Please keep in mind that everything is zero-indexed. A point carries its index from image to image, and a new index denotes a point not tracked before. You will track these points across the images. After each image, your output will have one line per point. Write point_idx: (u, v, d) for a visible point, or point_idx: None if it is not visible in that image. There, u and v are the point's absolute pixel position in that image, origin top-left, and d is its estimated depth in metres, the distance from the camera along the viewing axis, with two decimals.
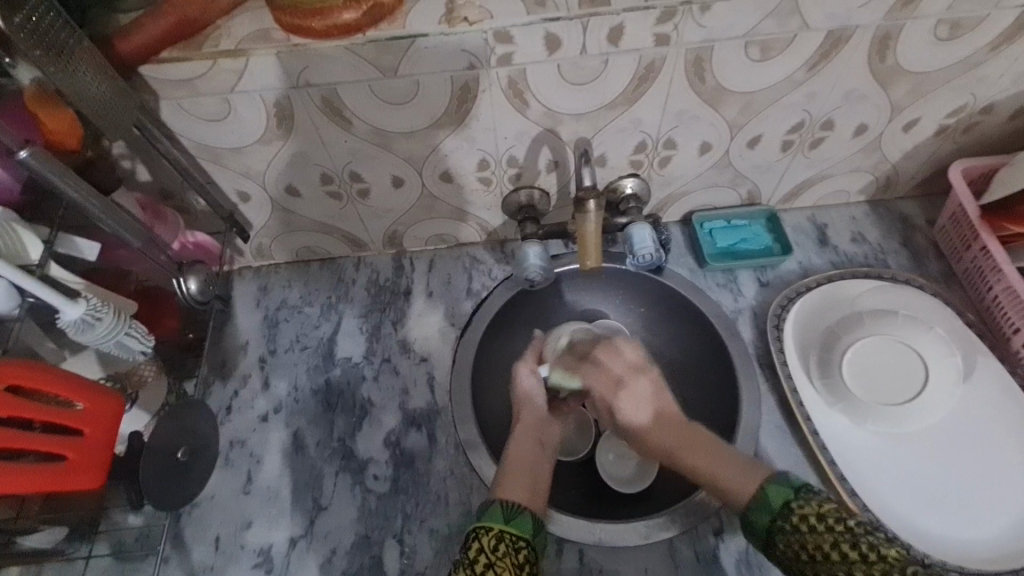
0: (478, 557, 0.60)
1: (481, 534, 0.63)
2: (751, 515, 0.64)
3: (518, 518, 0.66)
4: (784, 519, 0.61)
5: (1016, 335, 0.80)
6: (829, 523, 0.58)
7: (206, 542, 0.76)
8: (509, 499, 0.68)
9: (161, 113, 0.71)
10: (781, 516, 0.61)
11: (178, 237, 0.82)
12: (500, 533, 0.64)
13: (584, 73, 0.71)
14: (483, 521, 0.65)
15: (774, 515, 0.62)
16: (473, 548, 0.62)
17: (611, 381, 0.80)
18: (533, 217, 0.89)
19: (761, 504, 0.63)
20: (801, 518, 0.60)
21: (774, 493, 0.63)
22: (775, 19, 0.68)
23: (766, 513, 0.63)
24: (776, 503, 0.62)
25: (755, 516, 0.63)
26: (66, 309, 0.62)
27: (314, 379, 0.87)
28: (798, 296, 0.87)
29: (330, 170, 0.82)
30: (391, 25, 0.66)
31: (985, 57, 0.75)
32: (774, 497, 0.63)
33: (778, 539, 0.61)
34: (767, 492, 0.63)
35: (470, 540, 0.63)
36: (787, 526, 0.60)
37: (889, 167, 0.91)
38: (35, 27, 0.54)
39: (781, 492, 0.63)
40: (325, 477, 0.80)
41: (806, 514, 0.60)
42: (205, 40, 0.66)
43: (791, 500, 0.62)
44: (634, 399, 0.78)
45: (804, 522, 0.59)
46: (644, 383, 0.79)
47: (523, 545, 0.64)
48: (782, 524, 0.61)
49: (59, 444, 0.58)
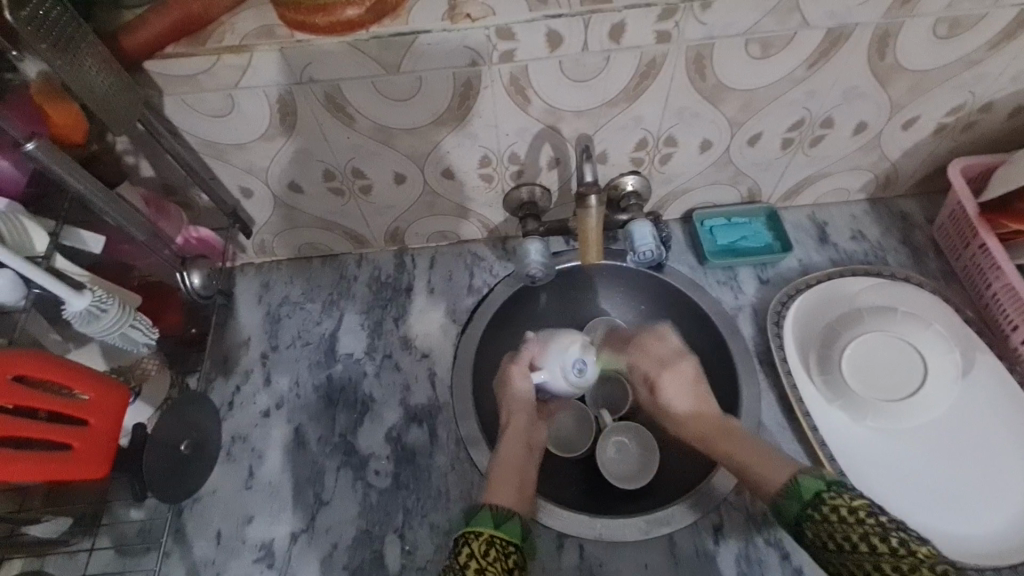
0: (469, 563, 0.62)
1: (471, 538, 0.65)
2: (782, 503, 0.66)
3: (508, 523, 0.67)
4: (814, 509, 0.63)
5: (1014, 332, 0.81)
6: (860, 516, 0.60)
7: (208, 537, 0.77)
8: (498, 505, 0.69)
9: (165, 109, 0.72)
10: (811, 506, 0.63)
11: (181, 231, 0.84)
12: (490, 537, 0.65)
13: (586, 71, 0.72)
14: (473, 525, 0.67)
15: (805, 504, 0.64)
16: (464, 552, 0.63)
17: (656, 362, 0.87)
18: (535, 214, 0.89)
19: (792, 494, 0.65)
20: (832, 508, 0.62)
21: (806, 485, 0.65)
22: (776, 16, 0.69)
23: (797, 502, 0.64)
24: (807, 493, 0.64)
25: (786, 505, 0.65)
26: (72, 299, 0.62)
27: (315, 375, 0.87)
28: (797, 294, 0.87)
29: (332, 166, 0.82)
30: (393, 22, 0.66)
31: (984, 55, 0.76)
32: (805, 487, 0.64)
33: (807, 528, 0.63)
34: (799, 482, 0.65)
35: (460, 543, 0.65)
36: (816, 515, 0.62)
37: (888, 165, 0.92)
38: (41, 21, 0.55)
39: (812, 484, 0.64)
40: (327, 472, 0.80)
41: (837, 506, 0.61)
42: (209, 35, 0.66)
43: (824, 491, 0.63)
44: (677, 383, 0.84)
45: (834, 513, 0.61)
46: (689, 370, 0.84)
47: (512, 551, 0.65)
48: (810, 515, 0.63)
49: (64, 433, 0.58)
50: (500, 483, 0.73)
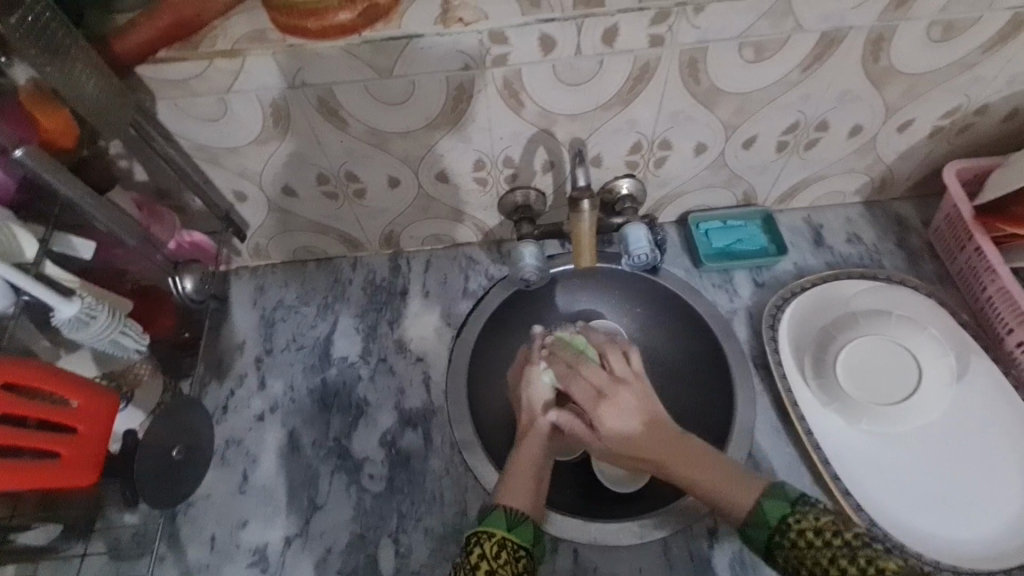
0: (480, 565, 0.64)
1: (484, 539, 0.66)
2: (750, 530, 0.65)
3: (521, 526, 0.68)
4: (782, 536, 0.63)
5: (1010, 336, 0.81)
6: (827, 538, 0.60)
7: (202, 542, 0.77)
8: (513, 508, 0.69)
9: (158, 113, 0.72)
10: (777, 532, 0.63)
11: (173, 237, 0.82)
12: (502, 539, 0.66)
13: (579, 74, 0.72)
14: (485, 525, 0.68)
15: (772, 530, 0.63)
16: (475, 552, 0.65)
17: (596, 391, 0.79)
18: (529, 217, 0.89)
19: (759, 521, 0.65)
20: (799, 533, 0.62)
21: (771, 509, 0.64)
22: (769, 20, 0.68)
23: (764, 529, 0.64)
24: (773, 518, 0.64)
25: (754, 531, 0.65)
26: (60, 306, 0.62)
27: (310, 378, 0.87)
28: (793, 297, 0.87)
29: (326, 170, 0.82)
30: (386, 26, 0.66)
31: (979, 58, 0.76)
32: (770, 512, 0.64)
33: (778, 553, 0.63)
34: (763, 507, 0.65)
35: (472, 543, 0.66)
36: (785, 542, 0.62)
37: (884, 168, 0.91)
38: (31, 27, 0.55)
39: (777, 508, 0.64)
40: (321, 476, 0.80)
41: (803, 529, 0.62)
42: (201, 40, 0.66)
43: (788, 514, 0.63)
44: (618, 411, 0.77)
45: (802, 537, 0.61)
46: (628, 395, 0.78)
47: (523, 555, 0.66)
48: (778, 541, 0.63)
49: (52, 440, 0.58)
50: (515, 486, 0.72)
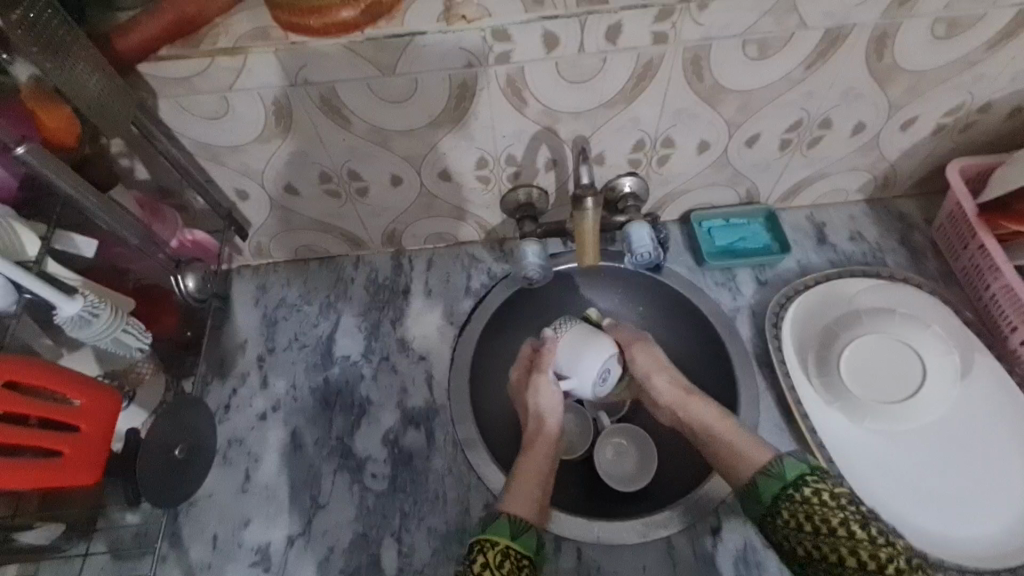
0: (483, 575, 0.63)
1: (487, 547, 0.66)
2: (761, 481, 0.67)
3: (524, 535, 0.68)
4: (795, 490, 0.65)
5: (1013, 334, 0.81)
6: (840, 502, 0.63)
7: (204, 541, 0.76)
8: (515, 514, 0.70)
9: (160, 111, 0.71)
10: (791, 486, 0.65)
11: (176, 234, 0.83)
12: (506, 548, 0.66)
13: (583, 72, 0.72)
14: (488, 534, 0.67)
15: (785, 485, 0.66)
16: (479, 561, 0.65)
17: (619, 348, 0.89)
18: (532, 215, 0.88)
19: (775, 473, 0.67)
20: (814, 491, 0.64)
21: (790, 466, 0.67)
22: (773, 17, 0.68)
23: (778, 481, 0.66)
24: (791, 474, 0.66)
25: (766, 483, 0.67)
26: (63, 305, 0.62)
27: (312, 377, 0.87)
28: (796, 296, 0.87)
29: (329, 169, 0.82)
30: (389, 23, 0.66)
31: (983, 55, 0.76)
32: (789, 468, 0.67)
33: (782, 508, 0.65)
34: (782, 465, 0.67)
35: (474, 551, 0.66)
36: (796, 496, 0.65)
37: (887, 166, 0.91)
38: (33, 24, 0.55)
39: (797, 466, 0.67)
40: (324, 476, 0.80)
41: (819, 489, 0.64)
42: (203, 37, 0.66)
43: (807, 474, 0.66)
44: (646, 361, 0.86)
45: (816, 495, 0.64)
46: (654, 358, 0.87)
47: (525, 564, 0.66)
48: (790, 495, 0.65)
49: (55, 439, 0.58)
50: (518, 494, 0.73)
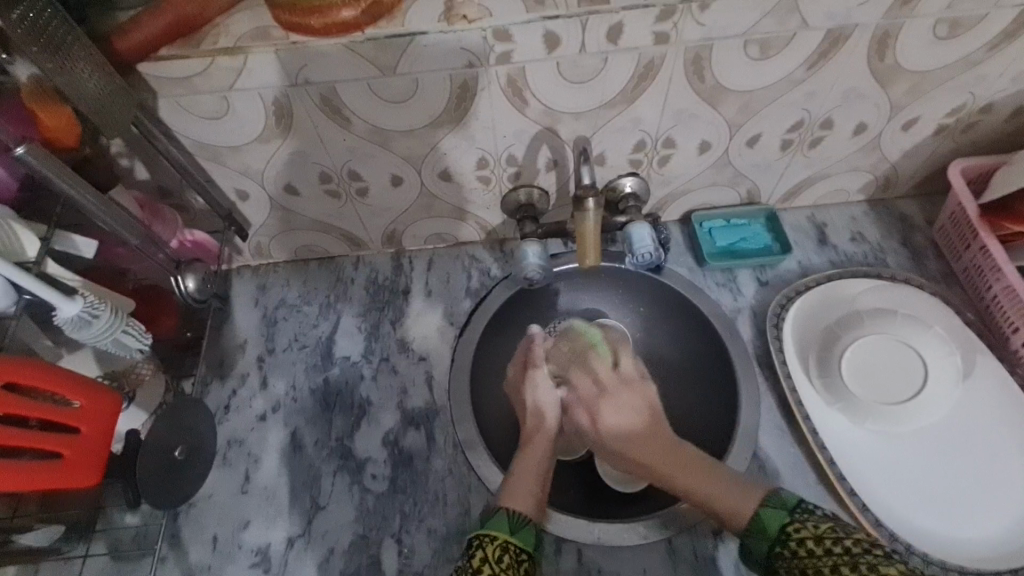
0: (483, 569, 0.63)
1: (486, 542, 0.65)
2: (750, 541, 0.65)
3: (522, 530, 0.68)
4: (783, 546, 0.62)
5: (1015, 335, 0.80)
6: (827, 545, 0.59)
7: (204, 542, 0.76)
8: (515, 510, 0.70)
9: (159, 111, 0.71)
10: (778, 543, 0.62)
11: (176, 234, 0.82)
12: (504, 543, 0.65)
13: (584, 72, 0.71)
14: (487, 529, 0.67)
15: (772, 540, 0.63)
16: (477, 556, 0.64)
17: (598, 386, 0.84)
18: (532, 215, 0.88)
19: (758, 530, 0.64)
20: (799, 542, 0.61)
21: (769, 518, 0.64)
22: (775, 17, 0.68)
23: (764, 538, 0.64)
24: (773, 529, 0.63)
25: (755, 542, 0.64)
26: (63, 305, 0.62)
27: (312, 378, 0.87)
28: (797, 296, 0.87)
29: (329, 169, 0.82)
30: (389, 24, 0.65)
31: (985, 56, 0.75)
32: (767, 521, 0.64)
33: (779, 564, 0.62)
34: (762, 517, 0.64)
35: (473, 547, 0.65)
36: (785, 552, 0.62)
37: (888, 166, 0.91)
38: (32, 25, 0.54)
39: (776, 516, 0.63)
40: (324, 476, 0.80)
41: (803, 537, 0.61)
42: (204, 37, 0.65)
43: (788, 522, 0.63)
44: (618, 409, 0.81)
45: (802, 546, 0.61)
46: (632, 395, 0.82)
47: (525, 559, 0.66)
48: (779, 551, 0.62)
49: (56, 441, 0.58)
50: (517, 490, 0.72)
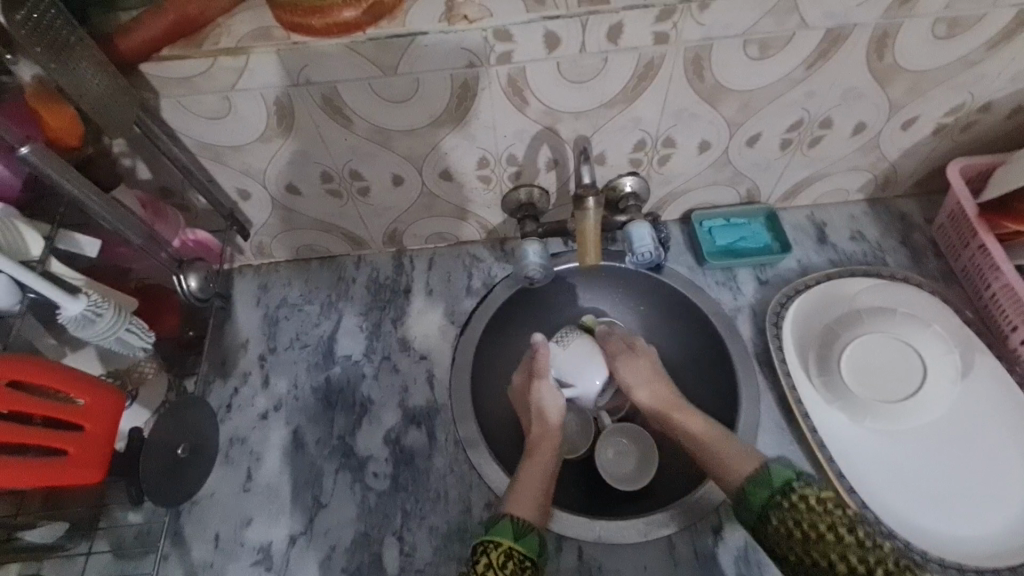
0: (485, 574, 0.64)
1: (490, 548, 0.66)
2: (750, 488, 0.67)
3: (527, 536, 0.68)
4: (783, 497, 0.65)
5: (1014, 333, 0.81)
6: (829, 507, 0.62)
7: (206, 540, 0.76)
8: (520, 516, 0.70)
9: (162, 111, 0.72)
10: (779, 494, 0.65)
11: (178, 234, 0.83)
12: (509, 549, 0.66)
13: (584, 72, 0.72)
14: (493, 535, 0.68)
15: (773, 492, 0.66)
16: (482, 562, 0.65)
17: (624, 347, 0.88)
18: (533, 215, 0.88)
19: (762, 481, 0.67)
20: (800, 497, 0.64)
21: (776, 474, 0.67)
22: (774, 17, 0.68)
23: (765, 488, 0.66)
24: (777, 482, 0.66)
25: (755, 490, 0.67)
26: (67, 303, 0.62)
27: (314, 377, 0.87)
28: (797, 295, 0.87)
29: (330, 168, 0.82)
30: (390, 24, 0.66)
31: (983, 55, 0.76)
32: (775, 476, 0.67)
33: (773, 515, 0.65)
34: (768, 470, 0.68)
35: (478, 552, 0.67)
36: (784, 503, 0.64)
37: (887, 166, 0.91)
38: (36, 25, 0.55)
39: (782, 474, 0.67)
40: (325, 475, 0.80)
41: (806, 495, 0.64)
42: (206, 37, 0.66)
43: (792, 481, 0.66)
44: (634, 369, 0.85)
45: (803, 502, 0.63)
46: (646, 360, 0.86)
47: (529, 566, 0.66)
48: (779, 501, 0.65)
49: (59, 438, 0.58)
50: (522, 496, 0.73)
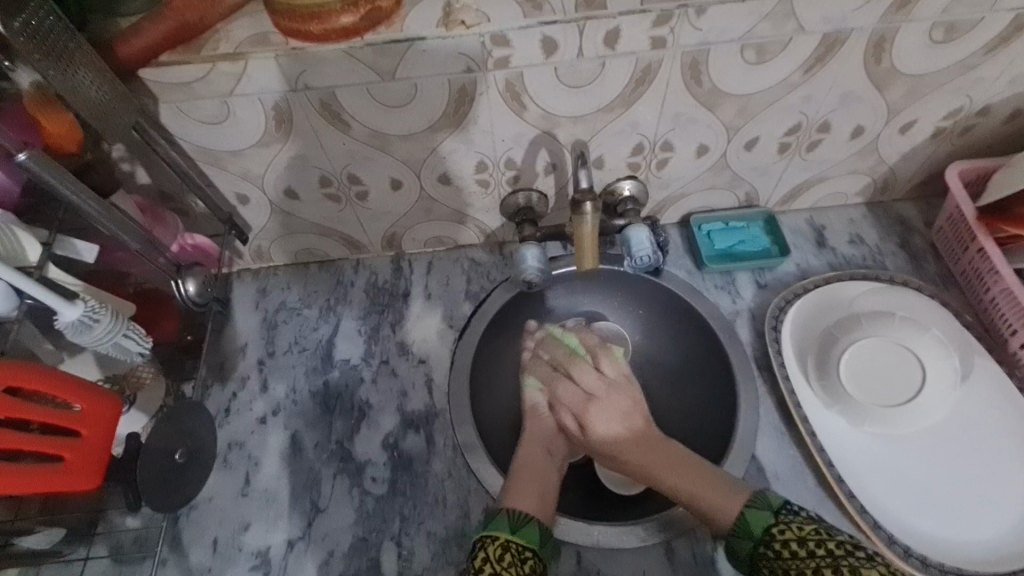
0: (484, 568, 0.64)
1: (487, 543, 0.66)
2: (734, 541, 0.68)
3: (525, 527, 0.69)
4: (766, 547, 0.65)
5: (1013, 336, 0.81)
6: (811, 548, 0.63)
7: (204, 545, 0.76)
8: (516, 509, 0.71)
9: (161, 116, 0.72)
10: (762, 543, 0.66)
11: (177, 239, 0.84)
12: (506, 542, 0.66)
13: (582, 76, 0.72)
14: (490, 531, 0.68)
15: (756, 542, 0.66)
16: (480, 557, 0.65)
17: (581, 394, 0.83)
18: (531, 220, 0.89)
19: (744, 531, 0.67)
20: (782, 543, 0.64)
21: (754, 520, 0.67)
22: (771, 22, 0.68)
23: (747, 540, 0.67)
24: (757, 529, 0.66)
25: (739, 541, 0.67)
26: (64, 309, 0.63)
27: (312, 381, 0.87)
28: (796, 298, 0.87)
29: (329, 172, 0.82)
30: (389, 29, 0.66)
31: (981, 59, 0.76)
32: (753, 523, 0.67)
33: (762, 564, 0.65)
34: (745, 518, 0.67)
35: (476, 548, 0.67)
36: (769, 552, 0.65)
37: (886, 169, 0.91)
38: (34, 31, 0.55)
39: (760, 518, 0.67)
40: (324, 479, 0.80)
41: (787, 539, 0.64)
42: (204, 43, 0.66)
43: (772, 525, 0.66)
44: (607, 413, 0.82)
45: (786, 547, 0.64)
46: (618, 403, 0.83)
47: (529, 556, 0.66)
48: (763, 552, 0.65)
49: (56, 445, 0.58)
50: (522, 490, 0.73)
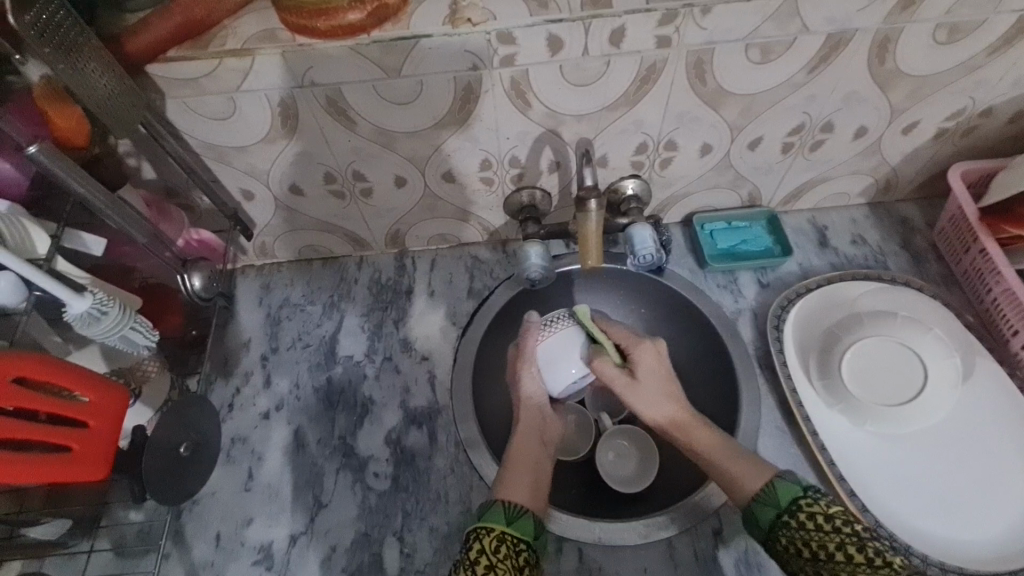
0: (479, 559, 0.64)
1: (483, 534, 0.66)
2: (756, 506, 0.67)
3: (520, 520, 0.68)
4: (791, 516, 0.65)
5: (1015, 337, 0.81)
6: (836, 525, 0.62)
7: (207, 539, 0.77)
8: (510, 501, 0.70)
9: (167, 111, 0.72)
10: (786, 512, 0.65)
11: (182, 234, 0.84)
12: (501, 534, 0.66)
13: (586, 75, 0.72)
14: (485, 521, 0.68)
15: (780, 511, 0.66)
16: (475, 548, 0.65)
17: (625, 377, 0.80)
18: (535, 217, 0.89)
19: (769, 501, 0.67)
20: (808, 516, 0.64)
21: (782, 491, 0.66)
22: (775, 21, 0.69)
23: (772, 507, 0.66)
24: (784, 500, 0.66)
25: (762, 509, 0.67)
26: (72, 301, 0.63)
27: (315, 377, 0.88)
28: (798, 298, 0.88)
29: (333, 169, 0.82)
30: (395, 26, 0.66)
31: (984, 61, 0.76)
32: (782, 494, 0.66)
33: (780, 534, 0.65)
34: (776, 488, 0.67)
35: (472, 539, 0.67)
36: (792, 523, 0.64)
37: (889, 170, 0.92)
38: (46, 27, 0.55)
39: (789, 491, 0.66)
40: (326, 475, 0.80)
41: (814, 513, 0.64)
42: (212, 39, 0.67)
43: (800, 497, 0.65)
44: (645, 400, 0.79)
45: (810, 520, 0.63)
46: (653, 387, 0.79)
47: (523, 548, 0.67)
48: (785, 521, 0.65)
49: (64, 435, 0.59)
50: (516, 482, 0.73)
